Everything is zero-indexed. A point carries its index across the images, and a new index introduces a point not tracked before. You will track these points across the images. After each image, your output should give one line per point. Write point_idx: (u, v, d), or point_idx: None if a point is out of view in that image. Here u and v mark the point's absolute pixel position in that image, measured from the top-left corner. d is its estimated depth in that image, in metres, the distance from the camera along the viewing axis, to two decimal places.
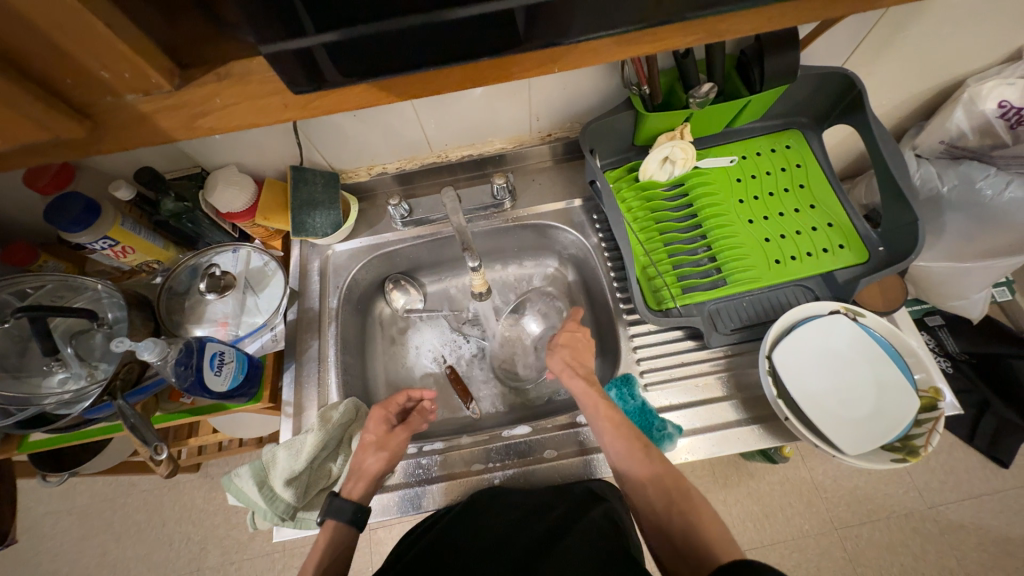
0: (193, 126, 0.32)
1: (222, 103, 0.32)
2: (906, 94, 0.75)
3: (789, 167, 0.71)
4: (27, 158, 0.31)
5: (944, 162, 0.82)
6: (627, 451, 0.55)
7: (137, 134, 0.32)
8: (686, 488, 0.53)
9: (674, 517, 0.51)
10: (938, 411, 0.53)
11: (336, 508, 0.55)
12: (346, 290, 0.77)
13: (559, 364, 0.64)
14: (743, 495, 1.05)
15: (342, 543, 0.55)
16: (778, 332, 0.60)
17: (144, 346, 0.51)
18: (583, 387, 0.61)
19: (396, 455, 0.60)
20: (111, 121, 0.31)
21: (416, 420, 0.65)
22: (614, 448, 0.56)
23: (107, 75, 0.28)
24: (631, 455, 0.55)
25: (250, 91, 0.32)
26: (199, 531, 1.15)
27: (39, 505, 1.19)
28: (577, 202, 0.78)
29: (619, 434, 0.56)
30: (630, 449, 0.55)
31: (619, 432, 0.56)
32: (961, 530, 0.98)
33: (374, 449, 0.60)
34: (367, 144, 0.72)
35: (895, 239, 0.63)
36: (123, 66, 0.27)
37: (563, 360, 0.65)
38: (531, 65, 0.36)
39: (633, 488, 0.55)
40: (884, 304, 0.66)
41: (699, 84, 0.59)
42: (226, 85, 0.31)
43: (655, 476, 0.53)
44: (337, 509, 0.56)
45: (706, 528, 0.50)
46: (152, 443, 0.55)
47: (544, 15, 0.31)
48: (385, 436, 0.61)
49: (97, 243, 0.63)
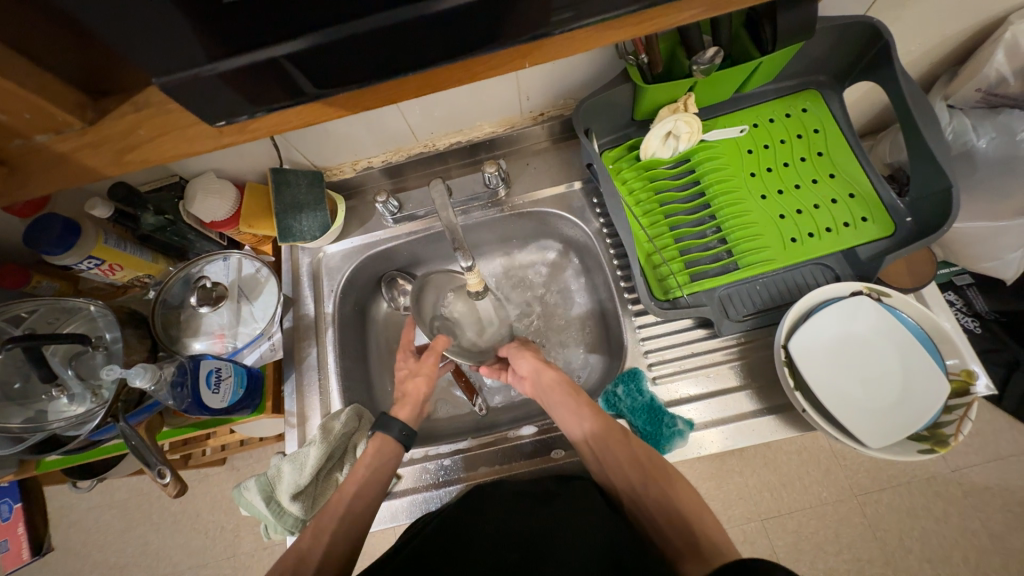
0: (122, 163, 0.36)
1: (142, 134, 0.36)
2: (939, 39, 0.67)
3: (806, 133, 0.65)
4: None
5: (980, 113, 0.74)
6: (609, 440, 0.56)
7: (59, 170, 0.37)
8: (664, 470, 0.54)
9: (649, 488, 0.53)
10: (970, 397, 0.50)
11: (388, 422, 0.59)
12: (341, 293, 0.75)
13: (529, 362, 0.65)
14: (760, 466, 1.02)
15: (389, 453, 0.59)
16: (795, 317, 0.56)
17: (135, 372, 0.49)
18: (557, 378, 0.62)
19: (431, 377, 0.66)
20: (28, 163, 0.36)
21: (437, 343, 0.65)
22: (597, 440, 0.57)
23: (9, 119, 0.33)
24: (609, 445, 0.56)
25: (171, 120, 0.35)
26: (231, 520, 1.19)
27: (82, 501, 1.24)
28: (577, 184, 0.73)
29: (605, 428, 0.57)
30: (613, 439, 0.56)
31: (601, 424, 0.58)
32: (985, 492, 0.95)
33: (411, 376, 0.67)
34: (350, 138, 0.68)
35: (924, 208, 0.57)
36: (23, 108, 0.32)
37: (536, 360, 0.65)
38: (497, 62, 0.35)
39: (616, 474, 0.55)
40: (910, 280, 0.62)
41: (703, 48, 0.53)
42: (146, 115, 0.35)
43: (637, 463, 0.55)
44: (387, 423, 0.59)
45: (683, 501, 0.52)
46: (156, 466, 0.55)
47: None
48: (419, 362, 0.67)
49: (83, 263, 0.61)
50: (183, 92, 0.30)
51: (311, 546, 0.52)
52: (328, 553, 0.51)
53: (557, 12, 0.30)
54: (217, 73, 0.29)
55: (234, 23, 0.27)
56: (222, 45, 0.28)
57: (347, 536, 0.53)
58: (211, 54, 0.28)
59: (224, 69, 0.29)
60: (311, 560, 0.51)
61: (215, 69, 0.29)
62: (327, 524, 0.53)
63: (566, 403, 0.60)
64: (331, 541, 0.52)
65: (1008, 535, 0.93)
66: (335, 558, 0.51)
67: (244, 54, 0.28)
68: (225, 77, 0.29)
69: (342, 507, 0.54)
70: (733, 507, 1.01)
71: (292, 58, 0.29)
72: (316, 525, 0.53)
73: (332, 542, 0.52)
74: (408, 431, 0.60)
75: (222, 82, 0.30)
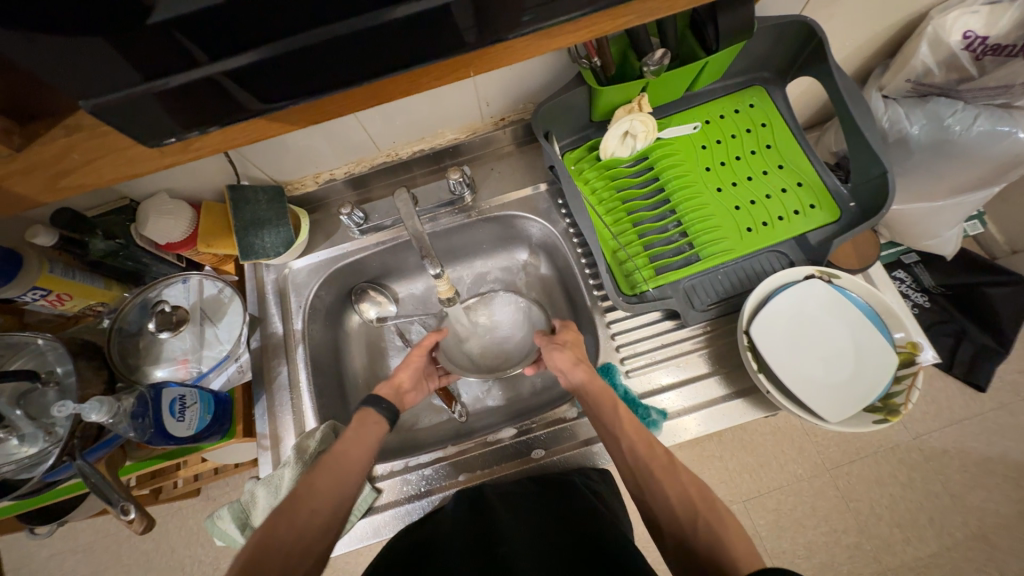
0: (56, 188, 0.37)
1: (80, 158, 0.35)
2: (869, 34, 0.72)
3: (754, 127, 0.68)
4: None
5: (911, 102, 0.78)
6: (646, 456, 0.51)
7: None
8: (712, 502, 0.47)
9: (674, 504, 0.47)
10: (915, 367, 0.54)
11: (376, 398, 0.61)
12: (309, 309, 0.73)
13: (566, 359, 0.60)
14: (738, 449, 1.06)
15: (371, 424, 0.58)
16: (754, 303, 0.59)
17: (90, 406, 0.47)
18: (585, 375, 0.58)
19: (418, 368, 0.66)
20: None
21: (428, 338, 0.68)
22: (633, 454, 0.52)
23: None
24: (649, 463, 0.51)
25: (107, 142, 0.35)
26: (209, 553, 1.12)
27: (43, 548, 1.15)
28: (542, 186, 0.74)
29: (641, 436, 0.53)
30: (652, 457, 0.51)
31: (639, 438, 0.53)
32: (944, 455, 1.01)
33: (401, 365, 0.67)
34: (310, 151, 0.67)
35: (865, 193, 0.61)
36: None
37: (572, 357, 0.61)
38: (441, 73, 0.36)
39: (651, 493, 0.49)
40: (857, 261, 0.66)
41: (651, 50, 0.55)
42: (80, 139, 0.34)
43: (679, 485, 0.49)
44: (373, 399, 0.61)
45: (728, 535, 0.44)
46: (119, 503, 0.52)
47: (455, 11, 0.29)
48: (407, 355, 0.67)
49: (26, 295, 0.57)
50: (135, 108, 0.29)
51: (304, 493, 0.50)
52: (320, 500, 0.50)
53: (515, 18, 0.31)
54: (174, 86, 0.29)
55: (173, 43, 0.27)
56: (180, 58, 0.28)
57: (339, 493, 0.51)
58: (164, 68, 0.28)
59: (180, 82, 0.29)
60: (306, 504, 0.49)
61: (170, 83, 0.28)
62: (321, 472, 0.52)
63: (601, 406, 0.56)
64: (326, 488, 0.51)
65: (967, 494, 0.98)
66: (323, 511, 0.50)
67: (183, 73, 0.28)
68: (182, 91, 0.29)
69: (335, 459, 0.53)
70: (716, 491, 1.04)
71: (235, 75, 0.29)
72: (312, 472, 0.52)
73: (325, 490, 0.51)
74: (392, 408, 0.61)
75: (180, 95, 0.30)
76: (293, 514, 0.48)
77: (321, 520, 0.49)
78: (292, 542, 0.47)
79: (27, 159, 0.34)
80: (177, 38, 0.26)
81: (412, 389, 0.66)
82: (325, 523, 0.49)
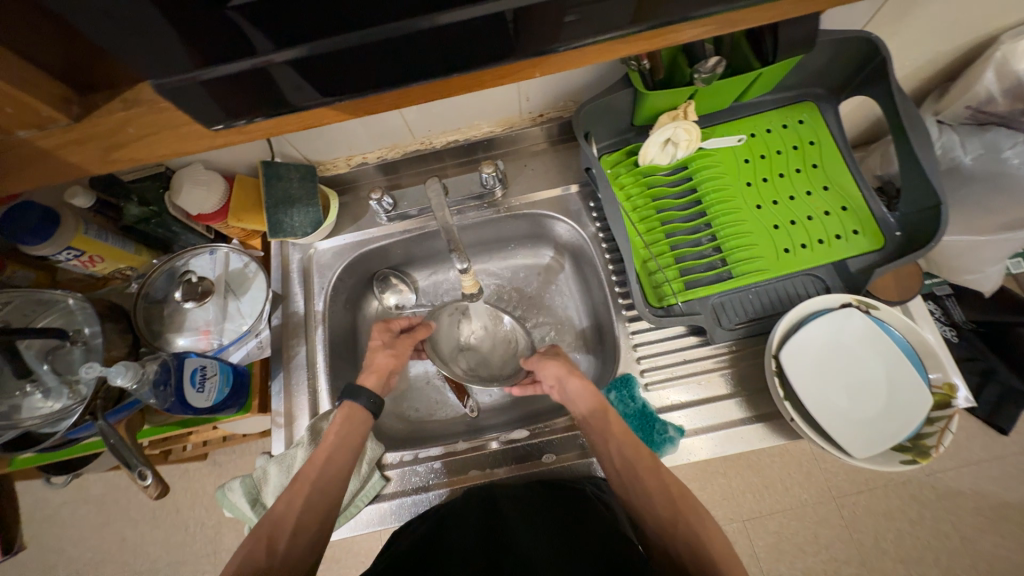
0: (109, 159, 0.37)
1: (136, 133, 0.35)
2: (933, 54, 0.68)
3: (802, 144, 0.65)
4: None
5: (968, 129, 0.75)
6: (639, 468, 0.53)
7: (45, 168, 0.36)
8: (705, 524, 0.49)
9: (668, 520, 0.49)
10: (951, 410, 0.52)
11: (356, 391, 0.59)
12: (331, 291, 0.73)
13: (556, 368, 0.61)
14: (744, 468, 1.04)
15: (358, 419, 0.58)
16: (785, 327, 0.57)
17: (116, 371, 0.48)
18: (581, 386, 0.59)
19: (402, 355, 0.66)
20: (11, 158, 0.35)
21: (419, 331, 0.68)
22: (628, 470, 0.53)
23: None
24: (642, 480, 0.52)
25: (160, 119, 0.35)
26: (212, 516, 1.15)
27: (56, 495, 1.19)
28: (573, 187, 0.73)
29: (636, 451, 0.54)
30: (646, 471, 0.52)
31: (632, 447, 0.54)
32: (958, 496, 0.98)
33: (383, 349, 0.66)
34: (345, 135, 0.67)
35: (914, 223, 0.58)
36: (12, 106, 0.31)
37: (565, 366, 0.62)
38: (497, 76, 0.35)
39: (642, 508, 0.51)
40: (898, 294, 0.63)
41: (705, 57, 0.54)
42: (139, 114, 0.35)
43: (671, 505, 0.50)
44: (355, 392, 0.60)
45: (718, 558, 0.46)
46: (137, 468, 0.53)
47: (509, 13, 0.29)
48: (396, 341, 0.67)
49: (61, 254, 0.58)
50: (189, 92, 0.30)
51: (284, 513, 0.51)
52: (301, 520, 0.51)
53: (562, 21, 0.30)
54: (224, 74, 0.29)
55: (226, 30, 0.27)
56: (238, 44, 0.28)
57: (323, 501, 0.53)
58: (218, 54, 0.28)
59: (243, 69, 0.29)
60: (285, 527, 0.51)
61: (227, 70, 0.29)
62: (299, 491, 0.53)
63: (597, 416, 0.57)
64: (306, 507, 0.52)
65: (978, 538, 0.96)
66: (307, 529, 0.51)
67: (239, 61, 0.29)
68: (238, 79, 0.30)
69: (312, 475, 0.54)
70: (717, 507, 1.02)
71: (290, 65, 0.29)
72: (291, 491, 0.53)
73: (307, 508, 0.52)
74: (375, 400, 0.60)
75: (230, 83, 0.30)
76: (274, 538, 0.50)
77: (304, 542, 0.51)
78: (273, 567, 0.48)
79: (82, 131, 0.34)
80: (236, 26, 0.27)
81: (397, 372, 0.66)
82: (312, 540, 0.51)
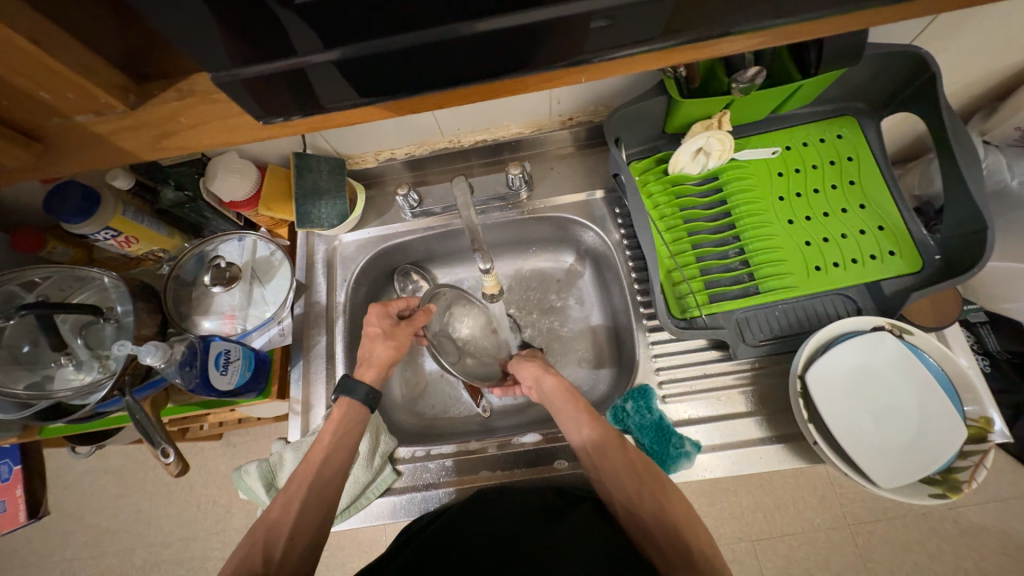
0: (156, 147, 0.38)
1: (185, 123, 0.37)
2: (984, 72, 0.65)
3: (839, 160, 0.63)
4: (23, 176, 0.39)
5: (1016, 151, 0.74)
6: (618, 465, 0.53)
7: (98, 152, 0.37)
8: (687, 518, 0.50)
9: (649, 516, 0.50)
10: (987, 445, 0.49)
11: (349, 386, 0.60)
12: (353, 283, 0.74)
13: (531, 370, 0.62)
14: (756, 487, 1.01)
15: (354, 419, 0.59)
16: (812, 348, 0.55)
17: (147, 350, 0.49)
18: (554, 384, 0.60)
19: (403, 346, 0.64)
20: (68, 142, 0.37)
21: (419, 317, 0.64)
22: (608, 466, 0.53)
23: (55, 97, 0.33)
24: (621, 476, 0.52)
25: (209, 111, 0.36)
26: (224, 495, 1.17)
27: (78, 464, 1.23)
28: (599, 193, 0.72)
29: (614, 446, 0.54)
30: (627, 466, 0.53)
31: (609, 445, 0.54)
32: (981, 532, 0.94)
33: (382, 338, 0.64)
34: (375, 130, 0.67)
35: (955, 247, 0.56)
36: (73, 91, 0.33)
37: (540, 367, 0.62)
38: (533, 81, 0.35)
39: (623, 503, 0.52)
40: (933, 319, 0.61)
41: (744, 67, 0.52)
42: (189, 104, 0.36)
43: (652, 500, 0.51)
44: (349, 387, 0.60)
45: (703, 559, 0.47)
46: (160, 445, 0.55)
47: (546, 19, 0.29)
48: (395, 330, 0.64)
49: (99, 233, 0.60)
50: (232, 90, 0.31)
51: (281, 516, 0.52)
52: (297, 524, 0.52)
53: (597, 28, 0.30)
54: (265, 73, 0.30)
55: (269, 29, 0.28)
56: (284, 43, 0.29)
57: (318, 504, 0.53)
58: (261, 54, 0.29)
59: (285, 68, 0.30)
60: (282, 530, 0.51)
61: (268, 69, 0.30)
62: (296, 494, 0.53)
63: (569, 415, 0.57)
64: (300, 512, 0.53)
65: None
66: (303, 531, 0.52)
67: (279, 61, 0.29)
68: (278, 78, 0.30)
69: (309, 476, 0.55)
70: (726, 525, 1.00)
71: (330, 65, 0.30)
72: (287, 495, 0.53)
73: (304, 511, 0.53)
74: (372, 394, 0.60)
75: (271, 82, 0.31)
76: (272, 540, 0.51)
77: (300, 546, 0.51)
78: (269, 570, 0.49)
79: (134, 119, 0.36)
80: (280, 27, 0.27)
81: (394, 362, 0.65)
82: (308, 542, 0.52)
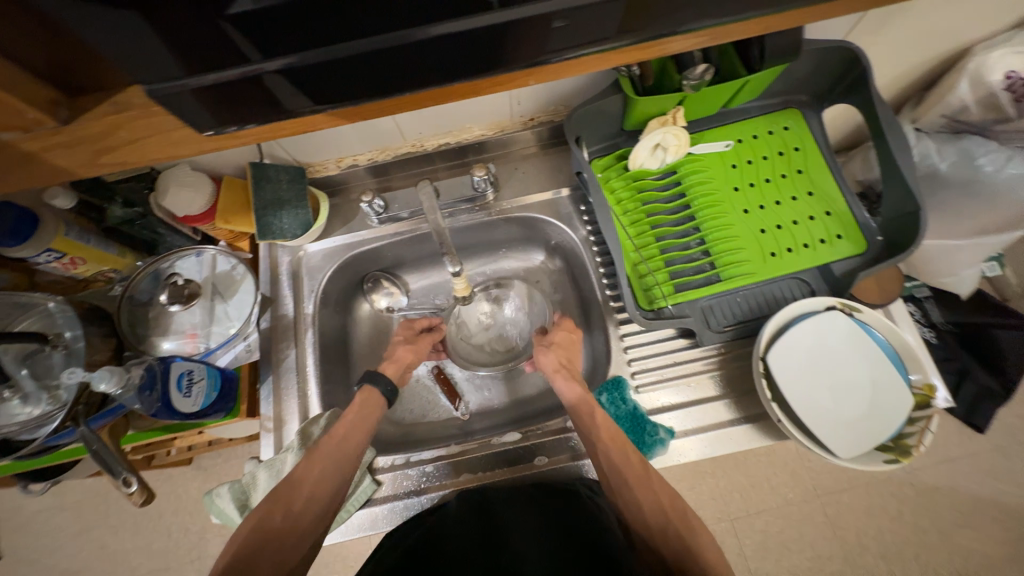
0: (96, 164, 0.36)
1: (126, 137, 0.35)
2: (911, 63, 0.70)
3: (787, 151, 0.67)
4: None
5: (944, 137, 0.78)
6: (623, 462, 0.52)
7: (30, 172, 0.35)
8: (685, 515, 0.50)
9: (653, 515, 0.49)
10: (931, 410, 0.53)
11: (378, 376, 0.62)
12: (322, 294, 0.73)
13: (554, 361, 0.62)
14: (731, 467, 1.05)
15: (373, 405, 0.60)
16: (771, 330, 0.58)
17: (100, 376, 0.47)
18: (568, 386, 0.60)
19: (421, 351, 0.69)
20: None
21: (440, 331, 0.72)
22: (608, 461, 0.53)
23: None
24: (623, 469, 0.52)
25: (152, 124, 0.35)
26: (197, 522, 1.12)
27: (31, 504, 1.15)
28: (564, 191, 0.74)
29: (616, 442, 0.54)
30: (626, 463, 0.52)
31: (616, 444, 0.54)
32: (934, 492, 1.01)
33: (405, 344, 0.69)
34: (335, 137, 0.66)
35: (894, 228, 0.60)
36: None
37: (557, 360, 0.63)
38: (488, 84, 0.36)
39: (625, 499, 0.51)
40: (880, 297, 0.65)
41: (694, 64, 0.55)
42: (129, 117, 0.34)
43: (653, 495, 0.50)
44: (376, 378, 0.62)
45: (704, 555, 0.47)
46: (120, 474, 0.52)
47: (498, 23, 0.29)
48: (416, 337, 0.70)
49: (41, 256, 0.57)
50: (179, 101, 0.30)
51: (302, 477, 0.52)
52: (316, 485, 0.52)
53: (550, 33, 0.31)
54: (216, 82, 0.29)
55: (216, 38, 0.27)
56: (231, 53, 0.28)
57: (336, 477, 0.53)
58: (208, 63, 0.28)
59: (233, 78, 0.29)
60: (301, 491, 0.51)
61: (219, 78, 0.29)
62: (319, 457, 0.54)
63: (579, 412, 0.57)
64: (322, 476, 0.53)
65: (953, 532, 0.99)
66: (318, 500, 0.52)
67: (229, 69, 0.29)
68: (227, 87, 0.30)
69: (333, 445, 0.55)
70: (705, 506, 1.04)
71: (283, 74, 0.30)
72: (310, 458, 0.53)
73: (321, 476, 0.53)
74: (392, 387, 0.63)
75: (221, 91, 0.30)
76: (288, 500, 0.51)
77: (316, 508, 0.51)
78: (284, 529, 0.49)
79: (70, 135, 0.34)
80: (226, 36, 0.27)
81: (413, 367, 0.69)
82: (321, 511, 0.51)
